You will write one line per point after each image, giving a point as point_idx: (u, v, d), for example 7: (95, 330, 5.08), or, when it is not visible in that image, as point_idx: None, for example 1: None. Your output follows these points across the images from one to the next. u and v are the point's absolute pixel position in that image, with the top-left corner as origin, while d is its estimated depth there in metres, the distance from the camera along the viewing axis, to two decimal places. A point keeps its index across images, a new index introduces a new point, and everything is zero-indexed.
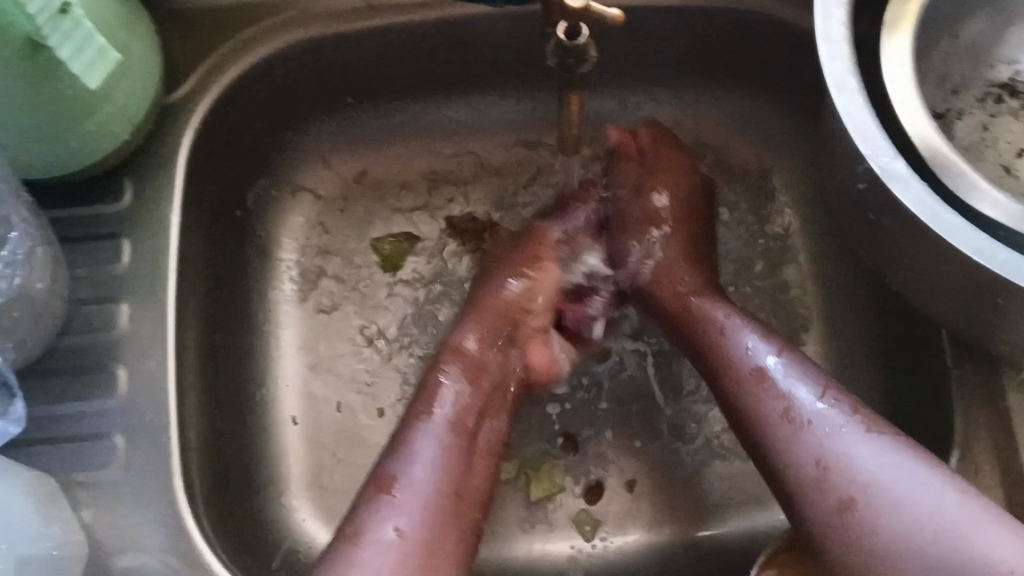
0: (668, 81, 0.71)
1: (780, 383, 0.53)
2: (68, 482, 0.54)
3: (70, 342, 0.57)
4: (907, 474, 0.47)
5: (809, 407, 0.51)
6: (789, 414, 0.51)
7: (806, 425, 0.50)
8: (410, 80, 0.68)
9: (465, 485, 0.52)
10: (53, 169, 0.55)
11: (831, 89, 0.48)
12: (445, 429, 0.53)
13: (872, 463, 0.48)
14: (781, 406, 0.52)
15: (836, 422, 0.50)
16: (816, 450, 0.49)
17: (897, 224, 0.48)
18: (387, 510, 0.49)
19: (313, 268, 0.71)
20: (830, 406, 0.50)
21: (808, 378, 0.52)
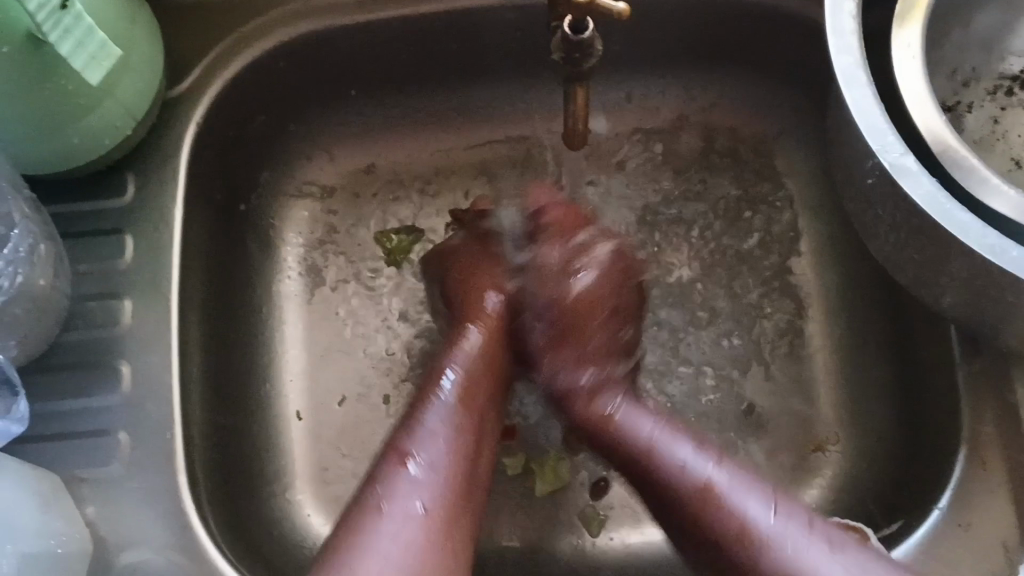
0: (674, 73, 0.70)
1: (662, 449, 0.54)
2: (73, 478, 0.54)
3: (73, 337, 0.57)
4: (826, 558, 0.48)
5: (720, 485, 0.52)
6: (713, 492, 0.51)
7: (719, 499, 0.51)
8: (414, 73, 0.68)
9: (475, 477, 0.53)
10: (56, 163, 0.55)
11: (841, 83, 0.47)
12: (453, 402, 0.55)
13: (797, 545, 0.49)
14: (674, 467, 0.53)
15: (757, 511, 0.50)
16: (723, 510, 0.51)
17: (906, 220, 0.47)
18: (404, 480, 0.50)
19: (318, 260, 0.71)
20: (762, 495, 0.51)
21: (702, 452, 0.54)
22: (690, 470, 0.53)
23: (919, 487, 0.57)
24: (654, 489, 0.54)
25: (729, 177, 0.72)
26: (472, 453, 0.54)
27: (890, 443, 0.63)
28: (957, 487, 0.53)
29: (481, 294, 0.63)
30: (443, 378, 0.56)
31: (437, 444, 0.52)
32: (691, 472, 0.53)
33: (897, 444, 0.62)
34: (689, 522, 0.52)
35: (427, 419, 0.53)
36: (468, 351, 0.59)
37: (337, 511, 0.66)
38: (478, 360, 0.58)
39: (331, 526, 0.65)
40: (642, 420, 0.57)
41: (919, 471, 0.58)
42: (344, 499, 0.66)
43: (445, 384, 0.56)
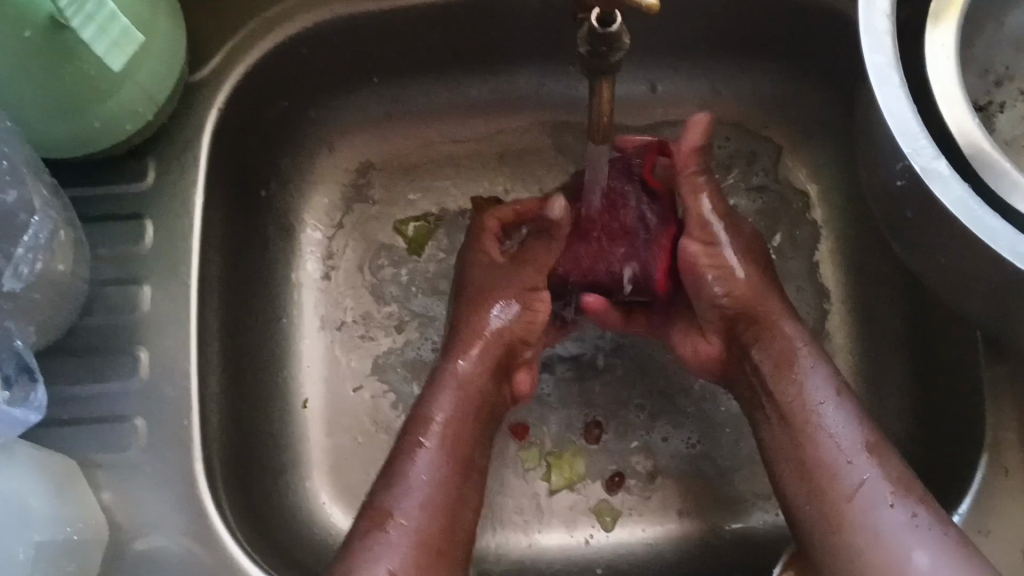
0: (701, 65, 0.69)
1: (833, 429, 0.53)
2: (89, 463, 0.54)
3: (91, 322, 0.57)
4: (917, 529, 0.49)
5: (857, 464, 0.52)
6: (832, 458, 0.52)
7: (844, 475, 0.52)
8: (437, 60, 0.67)
9: (461, 505, 0.55)
10: (75, 147, 0.54)
11: (873, 84, 0.46)
12: (435, 465, 0.55)
13: (893, 517, 0.49)
14: (826, 443, 0.53)
15: (900, 506, 0.50)
16: (847, 487, 0.51)
17: (936, 225, 0.47)
18: (381, 548, 0.51)
19: (336, 247, 0.71)
20: (901, 504, 0.50)
21: (852, 429, 0.53)
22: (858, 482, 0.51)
23: (939, 489, 0.57)
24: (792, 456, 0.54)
25: (750, 170, 0.71)
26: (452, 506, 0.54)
27: (908, 444, 0.62)
28: (977, 493, 0.52)
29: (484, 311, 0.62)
30: (430, 424, 0.57)
31: (411, 511, 0.53)
32: (838, 452, 0.53)
33: (916, 446, 0.61)
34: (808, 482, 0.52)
35: (410, 470, 0.55)
36: (458, 386, 0.59)
37: (355, 502, 0.65)
38: (466, 398, 0.59)
39: (349, 516, 0.65)
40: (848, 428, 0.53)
41: (938, 479, 0.57)
42: (362, 490, 0.66)
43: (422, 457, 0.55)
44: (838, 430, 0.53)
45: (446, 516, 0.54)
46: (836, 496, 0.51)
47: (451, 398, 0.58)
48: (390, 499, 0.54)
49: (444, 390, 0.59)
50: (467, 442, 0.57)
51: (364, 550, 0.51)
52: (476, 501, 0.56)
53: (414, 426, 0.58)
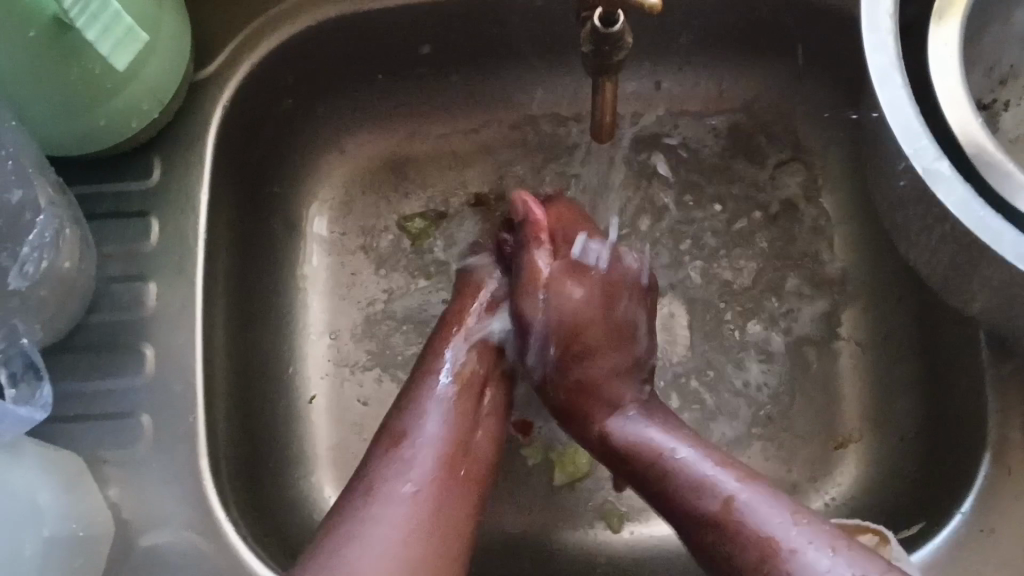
0: (706, 61, 0.69)
1: (682, 459, 0.51)
2: (96, 459, 0.55)
3: (98, 319, 0.57)
4: (809, 533, 0.46)
5: (738, 495, 0.48)
6: (733, 502, 0.48)
7: (717, 497, 0.49)
8: (440, 57, 0.67)
9: (469, 440, 0.54)
10: (82, 145, 0.55)
11: (875, 84, 0.47)
12: (450, 396, 0.55)
13: (800, 539, 0.45)
14: (694, 476, 0.50)
15: (831, 553, 0.44)
16: (721, 504, 0.48)
17: (939, 225, 0.47)
18: (399, 468, 0.50)
19: (346, 258, 0.71)
20: (825, 543, 0.45)
21: (730, 471, 0.50)
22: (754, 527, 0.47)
23: (944, 487, 0.57)
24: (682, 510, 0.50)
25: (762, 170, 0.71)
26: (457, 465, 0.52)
27: (913, 441, 0.62)
28: (981, 492, 0.52)
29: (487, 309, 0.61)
30: (444, 362, 0.57)
31: (427, 449, 0.51)
32: (716, 473, 0.50)
33: (921, 443, 0.61)
34: (697, 524, 0.49)
35: (421, 420, 0.53)
36: (476, 342, 0.59)
37: None
38: (484, 351, 0.59)
39: None
40: (681, 449, 0.52)
41: (942, 477, 0.57)
42: None
43: (442, 384, 0.56)
44: (700, 462, 0.51)
45: (466, 454, 0.53)
46: (763, 553, 0.45)
47: (466, 343, 0.59)
48: (405, 423, 0.53)
49: (457, 340, 0.59)
50: (470, 416, 0.55)
51: (387, 468, 0.50)
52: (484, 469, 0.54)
53: (425, 369, 0.57)
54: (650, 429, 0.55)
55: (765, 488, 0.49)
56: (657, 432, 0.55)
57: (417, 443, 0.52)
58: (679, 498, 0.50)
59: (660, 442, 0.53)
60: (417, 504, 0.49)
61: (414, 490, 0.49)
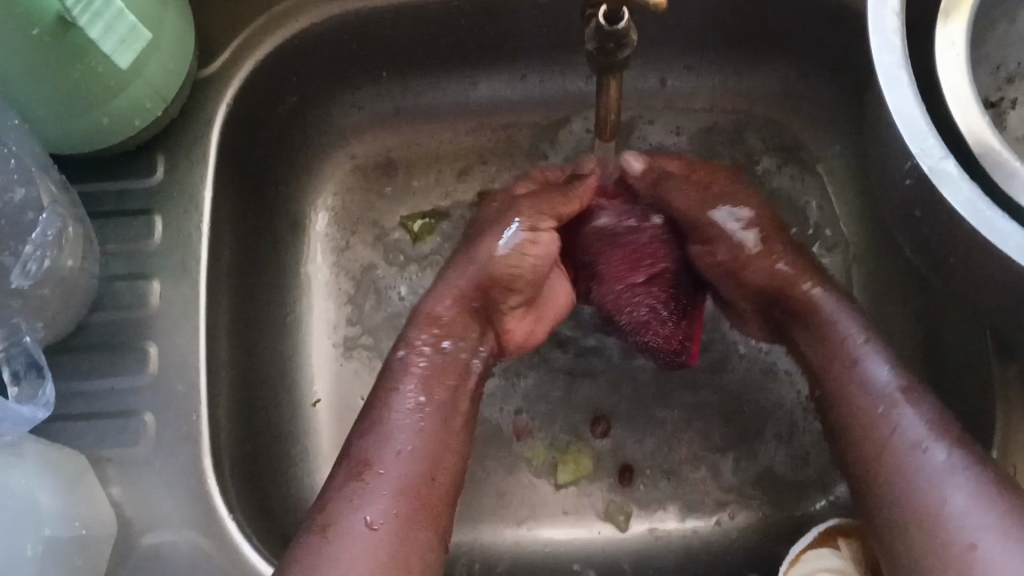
0: (711, 59, 0.69)
1: (860, 362, 0.55)
2: (98, 459, 0.55)
3: (100, 317, 0.57)
4: (961, 463, 0.48)
5: (902, 410, 0.51)
6: (888, 406, 0.52)
7: (887, 412, 0.52)
8: (445, 54, 0.67)
9: (440, 465, 0.52)
10: (85, 143, 0.54)
11: (881, 84, 0.46)
12: (415, 422, 0.53)
13: (942, 462, 0.48)
14: (868, 382, 0.54)
15: (957, 480, 0.47)
16: (889, 426, 0.51)
17: (945, 225, 0.46)
18: (359, 501, 0.49)
19: (351, 266, 0.70)
20: (955, 466, 0.48)
21: (894, 374, 0.53)
22: (925, 458, 0.49)
23: None
24: (860, 435, 0.52)
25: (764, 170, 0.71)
26: (429, 478, 0.52)
27: None
28: None
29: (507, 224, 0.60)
30: (404, 382, 0.55)
31: (398, 463, 0.51)
32: (876, 393, 0.53)
33: None
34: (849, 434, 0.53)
35: (378, 456, 0.51)
36: (444, 343, 0.57)
37: None
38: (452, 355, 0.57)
39: None
40: (880, 378, 0.53)
41: None
42: None
43: (399, 417, 0.53)
44: (868, 357, 0.55)
45: (431, 481, 0.52)
46: (905, 487, 0.49)
47: (432, 364, 0.56)
48: (373, 451, 0.52)
49: (425, 359, 0.56)
50: (444, 425, 0.54)
51: (342, 510, 0.49)
52: (453, 478, 0.53)
53: (387, 387, 0.55)
54: (850, 321, 0.58)
55: (946, 425, 0.50)
56: (848, 322, 0.58)
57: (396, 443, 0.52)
58: (865, 434, 0.52)
59: (842, 327, 0.58)
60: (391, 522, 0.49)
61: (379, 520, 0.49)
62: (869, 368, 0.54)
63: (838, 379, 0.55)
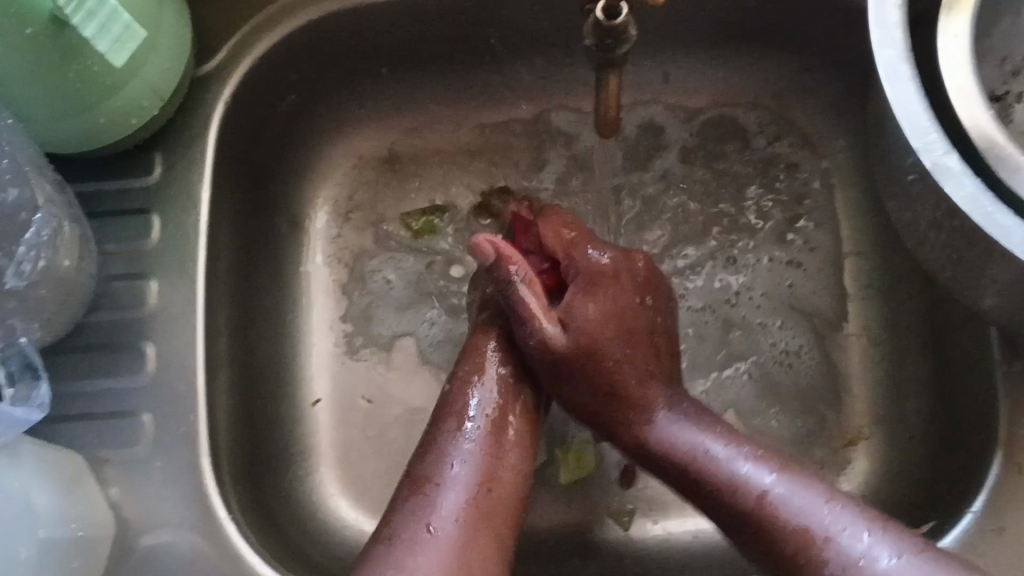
0: (713, 55, 0.68)
1: (678, 437, 0.54)
2: (97, 459, 0.54)
3: (98, 317, 0.57)
4: (839, 520, 0.47)
5: (742, 470, 0.50)
6: (719, 474, 0.51)
7: (737, 474, 0.50)
8: (444, 51, 0.66)
9: (500, 494, 0.52)
10: (82, 141, 0.54)
11: (882, 78, 0.46)
12: (481, 433, 0.54)
13: (803, 508, 0.47)
14: (700, 451, 0.53)
15: (791, 499, 0.48)
16: (749, 495, 0.49)
17: (949, 222, 0.46)
18: (412, 549, 0.48)
19: (345, 253, 0.70)
20: (850, 519, 0.46)
21: (716, 435, 0.53)
22: (780, 498, 0.48)
23: (954, 487, 0.56)
24: (702, 498, 0.52)
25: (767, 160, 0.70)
26: (493, 508, 0.51)
27: (922, 440, 0.61)
28: (990, 493, 0.51)
29: (493, 318, 0.60)
30: (470, 398, 0.56)
31: (456, 489, 0.51)
32: (712, 454, 0.52)
33: (931, 442, 0.60)
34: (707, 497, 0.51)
35: (446, 465, 0.52)
36: (500, 379, 0.57)
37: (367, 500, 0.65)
38: (507, 385, 0.57)
39: (359, 513, 0.65)
40: (689, 436, 0.54)
41: (952, 475, 0.56)
42: (373, 487, 0.66)
43: (466, 434, 0.54)
44: (676, 432, 0.55)
45: (494, 491, 0.52)
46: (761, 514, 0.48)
47: (488, 390, 0.56)
48: (430, 467, 0.52)
49: (481, 385, 0.56)
50: (502, 425, 0.55)
51: (406, 515, 0.50)
52: (513, 508, 0.52)
53: (444, 409, 0.55)
54: (691, 430, 0.54)
55: (750, 446, 0.52)
56: (654, 393, 0.57)
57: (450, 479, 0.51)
58: (711, 478, 0.51)
59: (657, 416, 0.56)
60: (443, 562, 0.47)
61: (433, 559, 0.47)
62: (670, 432, 0.55)
63: (637, 424, 0.57)
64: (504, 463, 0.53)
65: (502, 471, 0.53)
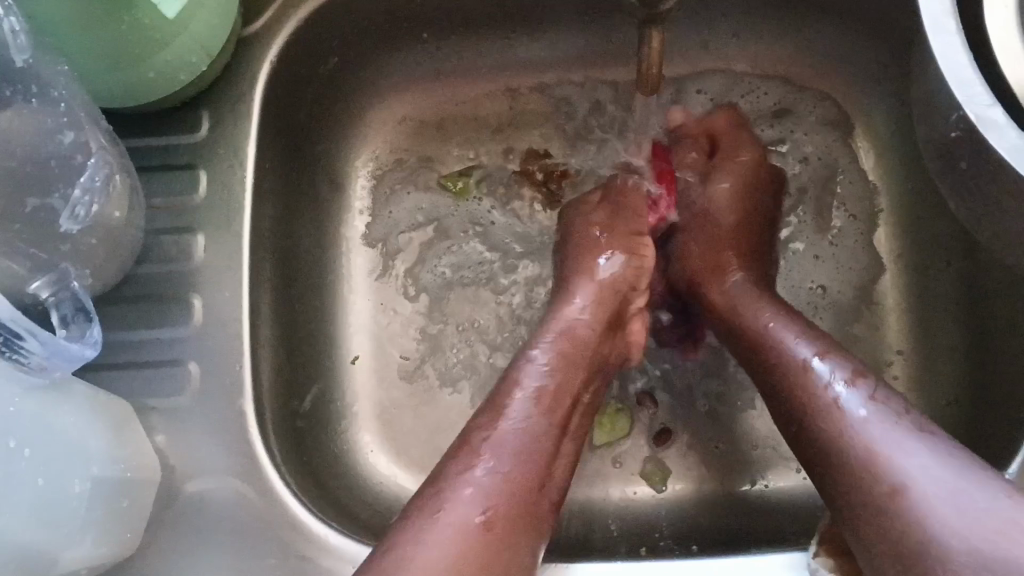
0: (754, 21, 0.68)
1: (810, 356, 0.51)
2: (143, 407, 0.56)
3: (146, 269, 0.58)
4: (938, 470, 0.42)
5: (853, 401, 0.47)
6: (837, 406, 0.47)
7: (851, 409, 0.46)
8: (486, 15, 0.67)
9: (551, 465, 0.51)
10: (132, 92, 0.55)
11: (928, 32, 0.46)
12: (530, 411, 0.52)
13: (883, 437, 0.44)
14: (827, 395, 0.48)
15: (883, 422, 0.45)
16: (849, 429, 0.46)
17: (992, 177, 0.45)
18: (470, 489, 0.47)
19: (381, 235, 0.71)
20: (910, 438, 0.44)
21: (841, 368, 0.49)
22: (831, 390, 0.48)
23: (990, 451, 0.56)
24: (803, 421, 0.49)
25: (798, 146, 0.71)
26: (568, 409, 0.54)
27: (958, 405, 0.61)
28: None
29: (592, 260, 0.62)
30: (529, 364, 0.55)
31: (529, 412, 0.52)
32: (821, 377, 0.49)
33: (968, 406, 0.60)
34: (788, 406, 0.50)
35: (495, 434, 0.50)
36: (575, 329, 0.58)
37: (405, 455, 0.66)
38: (590, 339, 0.58)
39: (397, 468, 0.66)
40: (796, 343, 0.53)
41: (994, 440, 0.56)
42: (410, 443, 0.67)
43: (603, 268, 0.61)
44: (822, 361, 0.50)
45: (528, 488, 0.49)
46: (842, 444, 0.46)
47: (553, 349, 0.56)
48: (483, 441, 0.50)
49: (547, 348, 0.56)
50: (570, 397, 0.54)
51: (456, 488, 0.47)
52: (570, 449, 0.54)
53: (507, 383, 0.54)
54: (800, 337, 0.53)
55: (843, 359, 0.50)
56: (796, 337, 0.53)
57: (526, 393, 0.53)
58: (784, 367, 0.52)
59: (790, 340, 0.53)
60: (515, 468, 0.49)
61: (508, 452, 0.49)
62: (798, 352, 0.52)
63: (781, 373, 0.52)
64: (578, 380, 0.56)
65: (587, 382, 0.57)
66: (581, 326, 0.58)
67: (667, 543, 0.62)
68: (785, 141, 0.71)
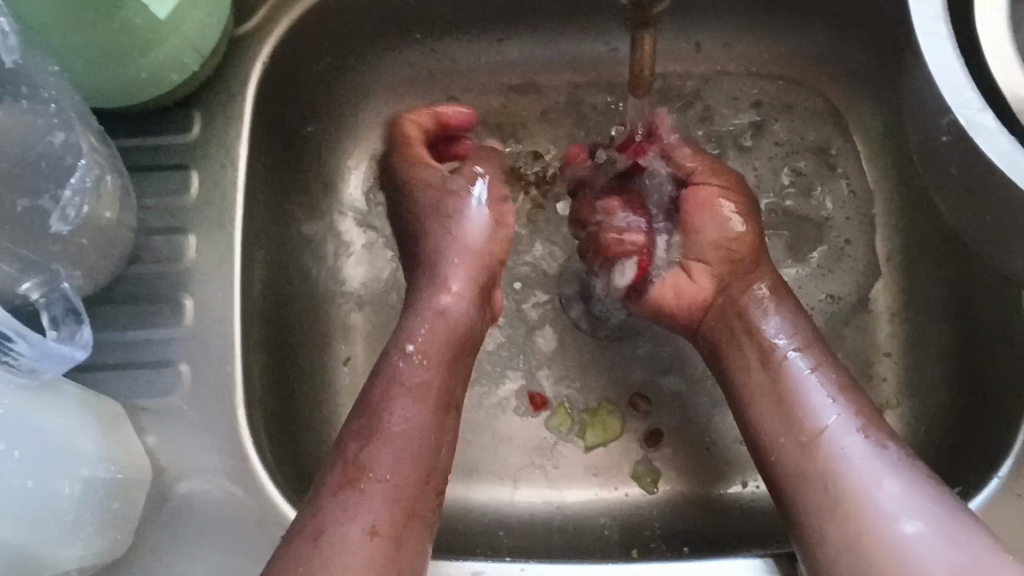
0: (746, 23, 0.68)
1: (793, 374, 0.54)
2: (133, 407, 0.55)
3: (137, 269, 0.58)
4: (916, 505, 0.46)
5: (835, 430, 0.50)
6: (820, 434, 0.50)
7: (830, 433, 0.50)
8: (479, 16, 0.67)
9: (438, 453, 0.51)
10: (124, 93, 0.55)
11: (918, 33, 0.47)
12: (409, 392, 0.52)
13: (869, 470, 0.48)
14: (810, 420, 0.51)
15: (864, 456, 0.49)
16: (830, 457, 0.49)
17: (981, 181, 0.45)
18: (356, 500, 0.47)
19: (374, 234, 0.70)
20: (888, 470, 0.48)
21: (832, 401, 0.52)
22: (813, 394, 0.52)
23: (980, 453, 0.56)
24: (775, 427, 0.52)
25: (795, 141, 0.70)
26: (441, 385, 0.53)
27: (947, 407, 0.61)
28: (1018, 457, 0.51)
29: (438, 226, 0.60)
30: (408, 346, 0.54)
31: (412, 399, 0.51)
32: (810, 398, 0.52)
33: (957, 408, 0.60)
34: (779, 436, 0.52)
35: (389, 425, 0.50)
36: (435, 314, 0.56)
37: None
38: (444, 324, 0.56)
39: None
40: (789, 355, 0.55)
41: (983, 442, 0.56)
42: None
43: (471, 222, 0.60)
44: (806, 382, 0.53)
45: (427, 482, 0.49)
46: (818, 458, 0.49)
47: (425, 333, 0.55)
48: (362, 431, 0.50)
49: (414, 334, 0.55)
50: (443, 389, 0.53)
51: (342, 503, 0.47)
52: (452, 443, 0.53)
53: (383, 369, 0.53)
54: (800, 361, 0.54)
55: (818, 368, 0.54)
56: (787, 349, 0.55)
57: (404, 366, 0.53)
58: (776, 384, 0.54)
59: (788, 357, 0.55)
60: (414, 425, 0.50)
61: (396, 442, 0.49)
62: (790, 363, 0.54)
63: (768, 384, 0.54)
64: (447, 358, 0.55)
65: (454, 358, 0.55)
66: (434, 320, 0.56)
67: (658, 544, 0.62)
68: (780, 139, 0.70)
